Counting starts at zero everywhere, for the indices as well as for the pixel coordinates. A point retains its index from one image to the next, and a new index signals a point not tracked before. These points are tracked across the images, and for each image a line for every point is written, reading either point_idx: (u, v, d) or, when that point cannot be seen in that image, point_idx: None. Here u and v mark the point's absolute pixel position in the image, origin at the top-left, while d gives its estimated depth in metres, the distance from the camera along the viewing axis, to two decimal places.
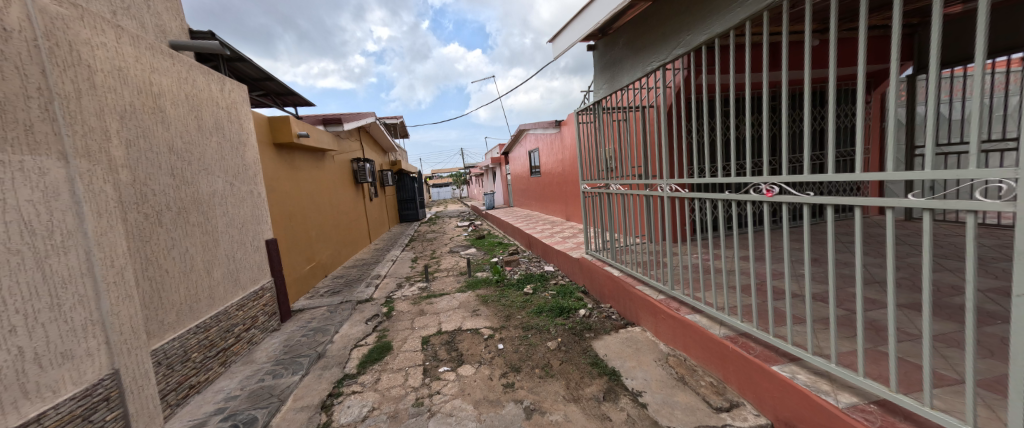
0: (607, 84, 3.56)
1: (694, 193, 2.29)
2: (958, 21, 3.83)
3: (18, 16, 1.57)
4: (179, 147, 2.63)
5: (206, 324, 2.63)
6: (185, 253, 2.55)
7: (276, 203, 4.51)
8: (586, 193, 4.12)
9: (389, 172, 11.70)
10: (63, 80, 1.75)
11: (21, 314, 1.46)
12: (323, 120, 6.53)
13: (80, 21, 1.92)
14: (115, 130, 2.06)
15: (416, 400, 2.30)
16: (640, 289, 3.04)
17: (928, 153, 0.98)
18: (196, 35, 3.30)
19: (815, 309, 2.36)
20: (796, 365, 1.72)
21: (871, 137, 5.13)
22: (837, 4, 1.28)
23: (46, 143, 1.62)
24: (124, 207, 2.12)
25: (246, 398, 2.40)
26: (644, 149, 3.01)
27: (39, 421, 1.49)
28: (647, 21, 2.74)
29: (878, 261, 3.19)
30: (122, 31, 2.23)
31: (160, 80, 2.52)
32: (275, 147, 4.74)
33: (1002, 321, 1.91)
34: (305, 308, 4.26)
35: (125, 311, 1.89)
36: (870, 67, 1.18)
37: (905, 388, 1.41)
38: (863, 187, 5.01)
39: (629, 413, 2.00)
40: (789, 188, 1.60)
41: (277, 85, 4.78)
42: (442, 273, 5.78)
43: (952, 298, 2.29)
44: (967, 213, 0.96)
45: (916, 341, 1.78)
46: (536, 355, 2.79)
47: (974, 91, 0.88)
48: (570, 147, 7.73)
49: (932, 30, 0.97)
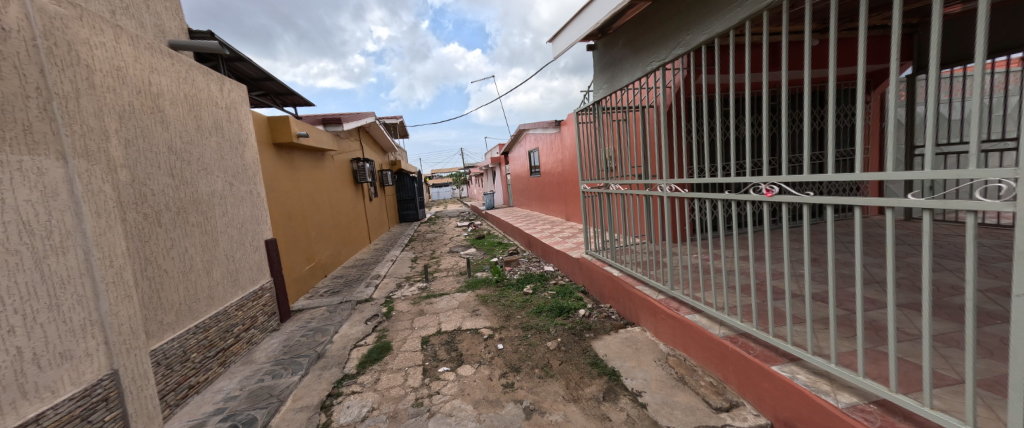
0: (607, 84, 3.56)
1: (694, 193, 2.28)
2: (958, 21, 3.83)
3: (16, 16, 1.56)
4: (178, 147, 2.63)
5: (205, 325, 2.63)
6: (184, 253, 2.55)
7: (276, 203, 4.52)
8: (585, 193, 4.11)
9: (389, 172, 11.69)
10: (61, 79, 1.74)
11: (20, 314, 1.46)
12: (323, 119, 6.53)
13: (79, 21, 1.92)
14: (113, 129, 2.05)
15: (415, 400, 2.29)
16: (639, 289, 3.03)
17: (928, 153, 0.98)
18: (196, 35, 3.29)
19: (815, 309, 2.36)
20: (796, 365, 1.72)
21: (871, 137, 5.12)
22: (837, 4, 1.27)
23: (45, 143, 1.62)
24: (124, 207, 2.12)
25: (246, 398, 2.40)
26: (644, 148, 3.00)
27: (38, 421, 1.48)
28: (647, 21, 2.74)
29: (878, 261, 3.20)
30: (122, 31, 2.23)
31: (159, 80, 2.51)
32: (275, 147, 4.74)
33: (1002, 321, 1.91)
34: (304, 308, 4.27)
35: (124, 311, 1.89)
36: (870, 67, 1.18)
37: (906, 388, 1.41)
38: (863, 187, 5.01)
39: (629, 413, 2.00)
40: (789, 188, 1.60)
41: (277, 85, 4.78)
42: (442, 273, 5.78)
43: (951, 298, 2.29)
44: (967, 213, 0.96)
45: (916, 341, 1.78)
46: (535, 355, 2.79)
47: (974, 91, 0.88)
48: (569, 147, 7.73)
49: (931, 30, 0.96)
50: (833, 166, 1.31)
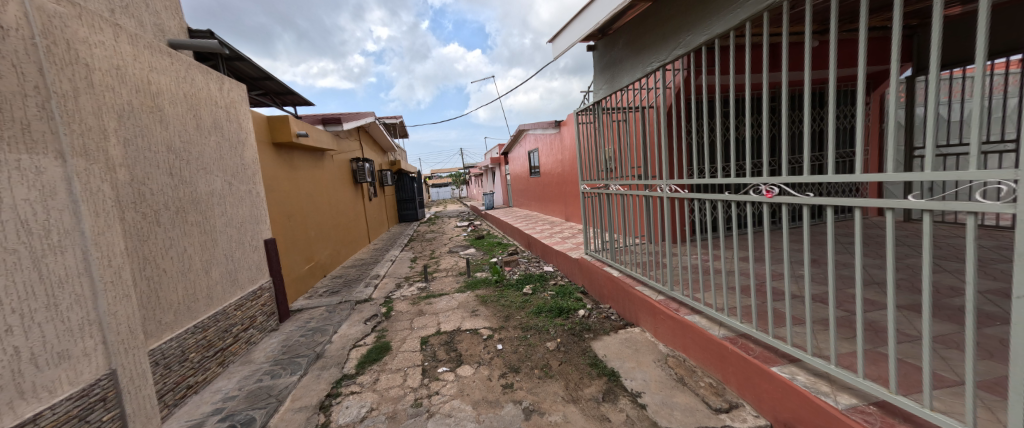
0: (607, 85, 3.56)
1: (693, 193, 2.27)
2: (957, 23, 3.84)
3: (15, 15, 1.56)
4: (178, 146, 2.62)
5: (204, 325, 2.62)
6: (183, 252, 2.54)
7: (275, 202, 4.51)
8: (585, 193, 4.11)
9: (388, 172, 11.69)
10: (61, 78, 1.74)
11: (17, 314, 1.46)
12: (322, 119, 6.52)
13: (77, 19, 1.91)
14: (112, 128, 2.05)
15: (414, 401, 2.29)
16: (639, 290, 3.02)
17: (928, 154, 0.98)
18: (195, 34, 3.29)
19: (815, 310, 2.36)
20: (796, 367, 1.72)
21: (871, 138, 5.13)
22: (838, 4, 1.27)
23: (44, 142, 1.62)
24: (123, 207, 2.11)
25: (244, 398, 2.40)
26: (644, 148, 2.99)
27: (35, 421, 1.47)
28: (647, 22, 2.75)
29: (877, 262, 3.20)
30: (121, 30, 2.23)
31: (158, 79, 2.50)
32: (275, 147, 4.75)
33: (1001, 322, 1.91)
34: (303, 308, 4.26)
35: (123, 311, 1.88)
36: (869, 68, 1.18)
37: (905, 390, 1.41)
38: (862, 188, 5.02)
39: (628, 414, 1.99)
40: (788, 189, 1.59)
41: (276, 85, 4.78)
42: (442, 273, 5.78)
43: (951, 299, 2.29)
44: (967, 215, 0.96)
45: (916, 343, 1.78)
46: (535, 356, 2.79)
47: (974, 92, 0.88)
48: (569, 147, 7.74)
49: (932, 31, 0.96)
50: (832, 167, 1.31)
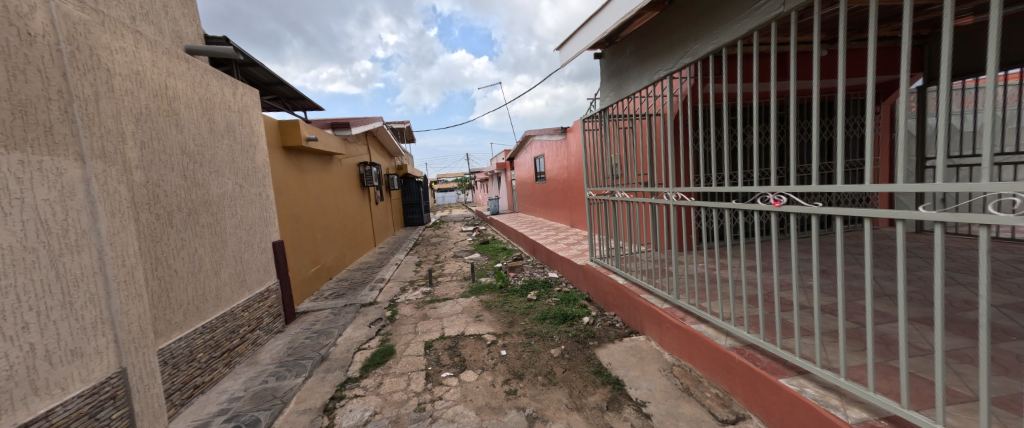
0: (612, 92, 3.58)
1: (699, 200, 2.20)
2: (969, 33, 3.82)
3: (42, 22, 1.62)
4: (192, 149, 2.68)
5: (212, 325, 2.66)
6: (194, 253, 2.59)
7: (284, 205, 4.59)
8: (591, 199, 4.07)
9: (396, 177, 11.86)
10: (83, 82, 1.80)
11: (34, 311, 1.49)
12: (331, 124, 6.64)
13: (100, 26, 1.98)
14: (130, 131, 2.11)
15: (417, 405, 2.29)
16: (645, 298, 3.00)
17: (940, 164, 0.96)
18: (211, 40, 3.40)
19: (823, 321, 2.34)
20: (804, 379, 1.70)
21: (881, 148, 5.06)
22: (845, 15, 1.27)
23: (64, 144, 1.67)
24: (137, 208, 2.16)
25: (249, 399, 2.41)
26: (651, 155, 2.92)
27: (47, 418, 1.50)
28: (653, 31, 2.79)
29: (889, 274, 3.16)
30: (141, 37, 2.30)
31: (175, 84, 2.57)
32: (285, 151, 4.87)
33: (1017, 337, 1.88)
34: (308, 310, 4.28)
35: (134, 310, 1.92)
36: (874, 78, 1.18)
37: (918, 405, 1.37)
38: (873, 198, 4.94)
39: (633, 423, 1.97)
40: (797, 198, 1.53)
41: (287, 90, 4.89)
42: (445, 277, 5.83)
43: (965, 313, 2.25)
44: (980, 227, 0.94)
45: (928, 357, 1.76)
46: (538, 362, 2.77)
47: (987, 103, 0.88)
48: (575, 154, 7.77)
49: (942, 41, 0.96)
50: (841, 178, 1.29)
